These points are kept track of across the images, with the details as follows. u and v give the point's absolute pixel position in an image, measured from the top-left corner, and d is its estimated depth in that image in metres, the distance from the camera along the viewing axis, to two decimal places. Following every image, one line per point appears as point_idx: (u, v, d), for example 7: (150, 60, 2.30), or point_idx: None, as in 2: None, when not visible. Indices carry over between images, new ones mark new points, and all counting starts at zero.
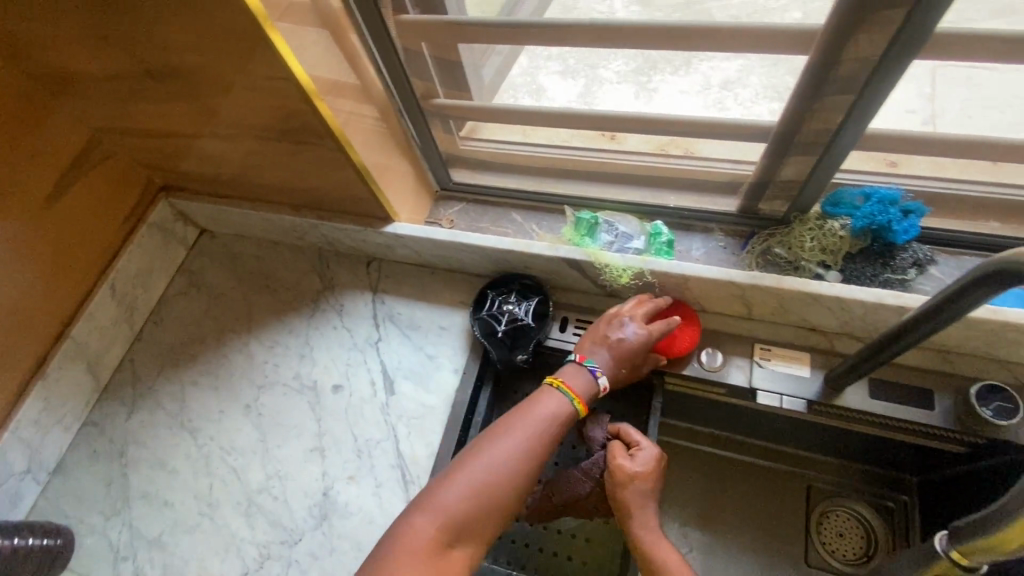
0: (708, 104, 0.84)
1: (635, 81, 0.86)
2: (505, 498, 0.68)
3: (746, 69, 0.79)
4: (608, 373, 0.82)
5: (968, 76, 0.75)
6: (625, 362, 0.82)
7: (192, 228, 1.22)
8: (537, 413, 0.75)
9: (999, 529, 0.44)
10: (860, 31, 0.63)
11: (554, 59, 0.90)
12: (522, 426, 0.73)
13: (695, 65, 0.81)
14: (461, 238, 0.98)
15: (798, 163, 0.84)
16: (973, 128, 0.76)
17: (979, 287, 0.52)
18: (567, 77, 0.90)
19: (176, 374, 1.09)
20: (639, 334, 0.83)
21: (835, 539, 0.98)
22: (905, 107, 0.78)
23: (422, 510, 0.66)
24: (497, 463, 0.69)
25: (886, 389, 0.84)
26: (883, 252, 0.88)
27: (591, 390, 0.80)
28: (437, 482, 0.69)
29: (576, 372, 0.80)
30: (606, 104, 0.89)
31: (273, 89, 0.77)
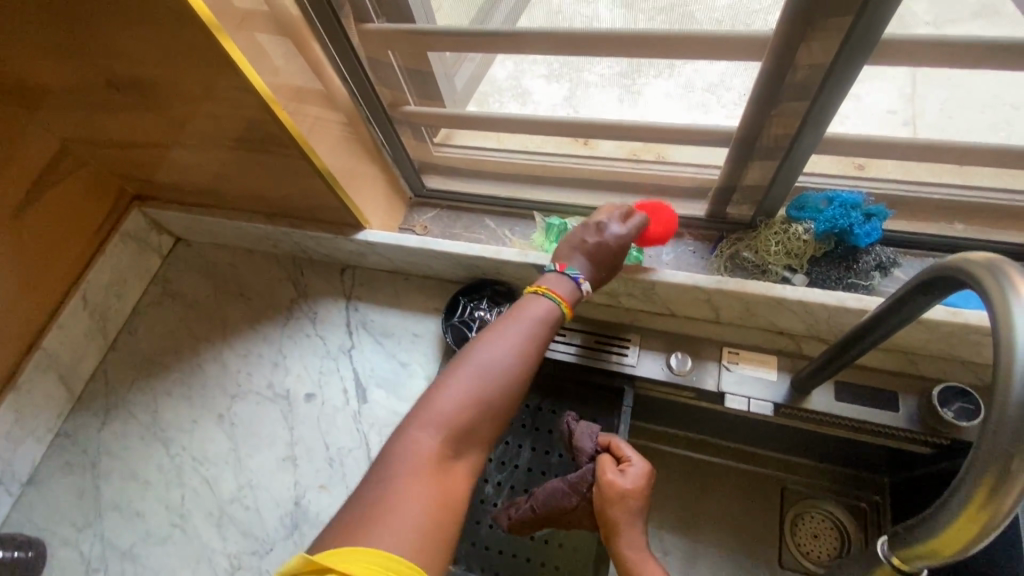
0: (691, 107, 0.82)
1: (618, 85, 0.82)
2: (501, 406, 0.65)
3: (727, 72, 0.76)
4: (590, 278, 0.79)
5: (947, 77, 0.72)
6: (607, 263, 0.79)
7: (167, 237, 1.22)
8: (524, 318, 0.71)
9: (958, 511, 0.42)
10: (813, 38, 0.65)
11: (539, 64, 0.85)
12: (510, 332, 0.69)
13: (679, 68, 0.77)
14: (431, 244, 0.98)
15: (762, 168, 0.85)
16: (954, 130, 0.75)
17: (925, 292, 0.53)
18: (551, 81, 0.86)
19: (150, 383, 1.09)
20: (621, 231, 0.79)
21: (809, 541, 0.98)
22: (886, 108, 0.76)
23: (422, 422, 0.61)
24: (491, 370, 0.65)
25: (852, 390, 0.85)
26: (847, 255, 0.88)
27: (575, 292, 0.77)
28: (430, 394, 0.63)
29: (559, 277, 0.77)
30: (590, 111, 0.87)
31: (236, 99, 0.77)
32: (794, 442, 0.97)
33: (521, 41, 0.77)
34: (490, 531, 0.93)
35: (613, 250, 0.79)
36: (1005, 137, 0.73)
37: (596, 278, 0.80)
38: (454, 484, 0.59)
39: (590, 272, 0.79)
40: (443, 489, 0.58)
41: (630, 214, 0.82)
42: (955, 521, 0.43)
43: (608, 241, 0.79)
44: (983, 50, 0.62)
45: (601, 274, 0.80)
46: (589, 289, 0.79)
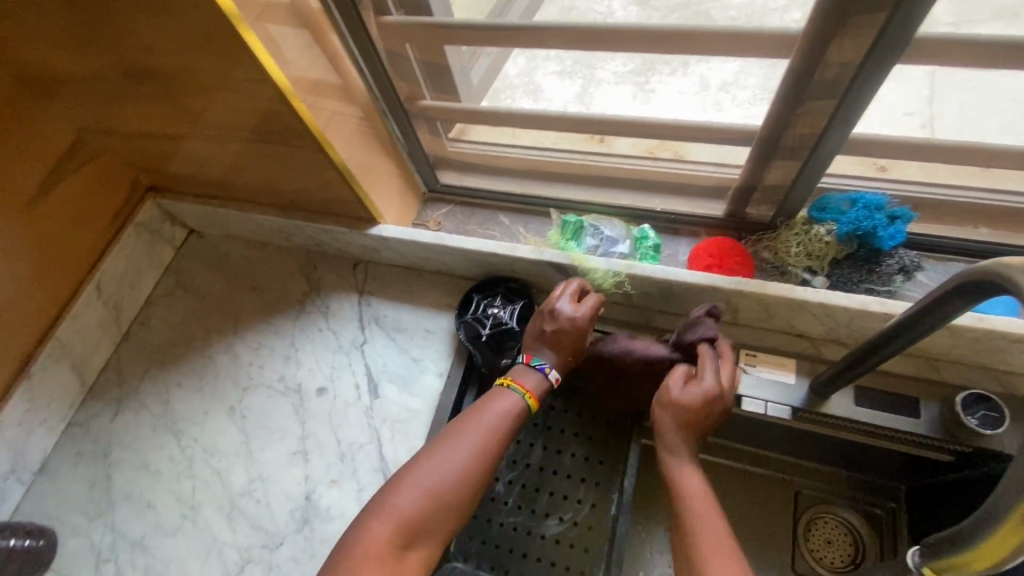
0: (706, 106, 0.84)
1: (633, 82, 0.86)
2: (459, 502, 0.66)
3: (744, 70, 0.80)
4: (558, 366, 0.79)
5: (967, 78, 0.74)
6: (575, 346, 0.79)
7: (180, 228, 1.22)
8: (498, 411, 0.73)
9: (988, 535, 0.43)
10: (844, 35, 0.64)
11: (552, 59, 0.89)
12: (474, 427, 0.70)
13: (693, 66, 0.82)
14: (446, 240, 0.98)
15: (784, 167, 0.83)
16: (972, 132, 0.75)
17: (957, 296, 0.51)
18: (564, 77, 0.90)
19: (162, 374, 1.09)
20: (580, 312, 0.79)
21: (822, 547, 0.97)
22: (904, 109, 0.77)
23: (380, 514, 0.63)
24: (449, 467, 0.67)
25: (873, 395, 0.83)
26: (870, 258, 0.86)
27: (543, 384, 0.77)
28: (388, 489, 0.66)
29: (528, 369, 0.78)
30: (601, 104, 0.88)
31: (254, 91, 0.76)
32: (811, 447, 0.96)
33: (539, 35, 0.75)
34: (501, 530, 0.93)
35: (577, 332, 0.79)
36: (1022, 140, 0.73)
37: (568, 363, 0.79)
38: None
39: (558, 362, 0.79)
40: None
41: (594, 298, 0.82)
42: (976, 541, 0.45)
43: (570, 325, 0.79)
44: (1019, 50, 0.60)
45: (569, 359, 0.79)
46: (558, 376, 0.79)
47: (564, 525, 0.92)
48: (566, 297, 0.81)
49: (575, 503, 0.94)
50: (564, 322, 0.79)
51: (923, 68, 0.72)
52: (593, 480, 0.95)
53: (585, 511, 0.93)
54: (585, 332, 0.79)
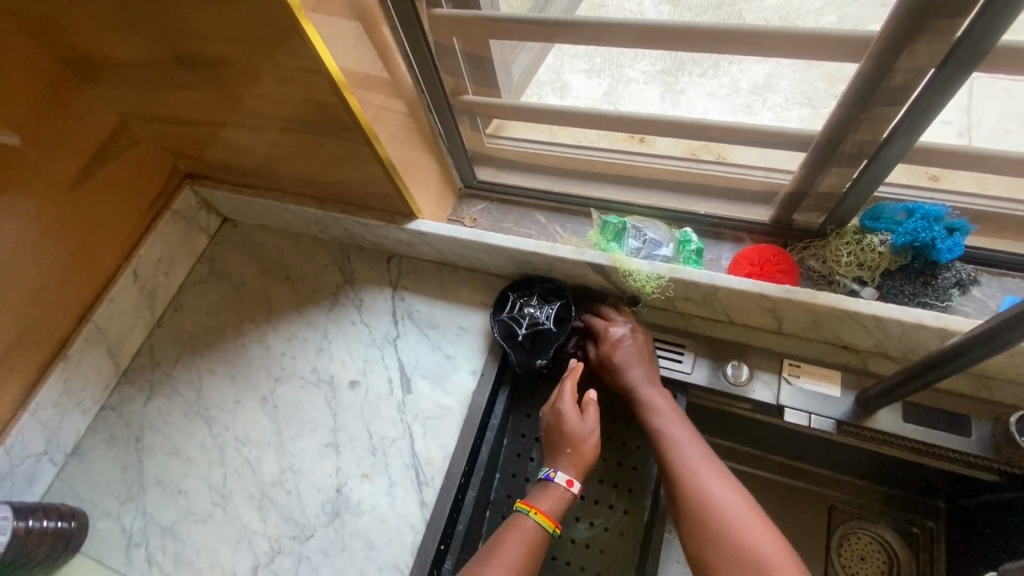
0: (735, 109, 0.79)
1: (661, 82, 0.79)
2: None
3: (777, 73, 0.72)
4: (563, 467, 0.81)
5: (1009, 89, 0.67)
6: (579, 445, 0.82)
7: (215, 217, 1.22)
8: (507, 547, 0.74)
9: None
10: (919, 39, 0.61)
11: (579, 57, 0.81)
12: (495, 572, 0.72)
13: (723, 68, 0.73)
14: (484, 237, 0.97)
15: (839, 174, 0.81)
16: (1012, 143, 0.70)
17: None
18: (592, 76, 0.83)
19: (194, 361, 1.09)
20: (572, 411, 0.84)
21: (855, 563, 0.95)
22: (940, 118, 0.73)
23: None
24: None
25: (922, 412, 0.81)
26: (926, 270, 0.84)
27: (559, 496, 0.79)
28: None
29: (540, 489, 0.81)
30: (632, 105, 0.85)
31: (305, 81, 0.76)
32: (850, 461, 0.94)
33: (603, 30, 0.72)
34: None
35: (575, 432, 0.83)
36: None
37: (577, 464, 0.81)
38: None
39: (565, 466, 0.81)
40: None
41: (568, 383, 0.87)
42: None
43: (567, 426, 0.83)
44: None
45: (578, 460, 0.81)
46: (570, 480, 0.80)
47: (594, 530, 0.91)
48: (560, 397, 0.86)
49: (605, 508, 0.93)
50: (558, 424, 0.84)
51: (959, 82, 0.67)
52: (625, 486, 0.94)
53: (616, 517, 0.92)
54: (584, 432, 0.83)
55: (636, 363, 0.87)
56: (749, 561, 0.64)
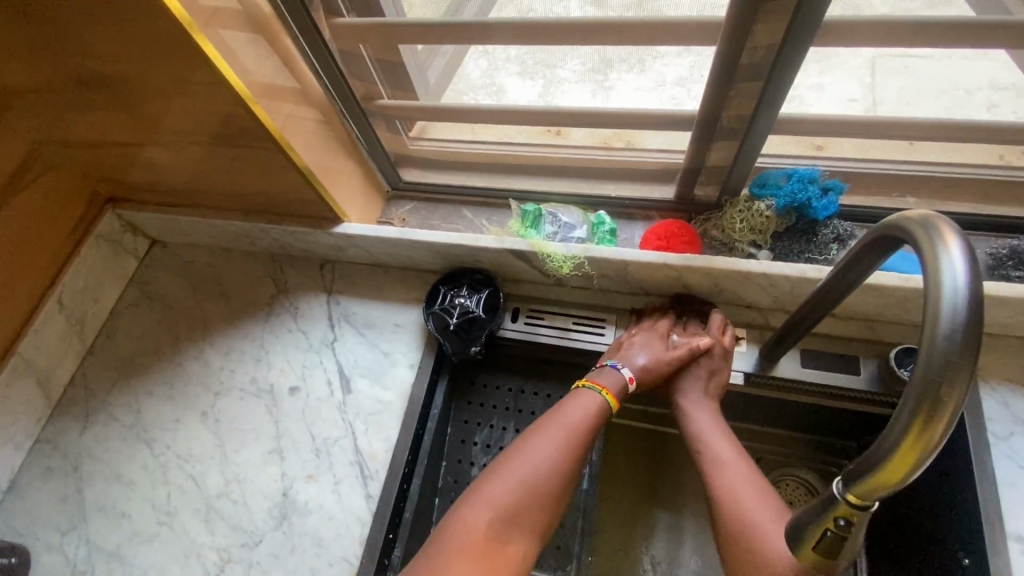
0: (663, 100, 0.87)
1: (591, 79, 0.87)
2: (543, 495, 0.74)
3: (697, 65, 0.82)
4: (632, 371, 0.87)
5: (904, 66, 0.80)
6: (651, 364, 0.87)
7: (143, 239, 1.21)
8: (579, 414, 0.81)
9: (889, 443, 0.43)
10: (759, 21, 0.68)
11: (512, 61, 0.89)
12: (553, 437, 0.78)
13: (649, 63, 0.82)
14: (409, 235, 1.00)
15: (722, 148, 0.89)
16: (909, 112, 0.82)
17: (867, 253, 0.58)
18: (526, 78, 0.90)
19: (131, 385, 1.08)
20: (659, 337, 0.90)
21: (786, 508, 1.03)
22: (847, 96, 0.83)
23: (475, 504, 0.72)
24: (529, 468, 0.75)
25: (819, 358, 0.89)
26: (807, 229, 0.92)
27: (620, 380, 0.86)
28: (483, 482, 0.75)
29: (602, 371, 0.87)
30: (565, 101, 0.90)
31: (210, 94, 0.78)
32: (769, 413, 1.01)
33: (487, 31, 0.79)
34: None
35: (651, 351, 0.88)
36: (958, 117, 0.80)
37: (646, 374, 0.87)
38: (499, 563, 0.69)
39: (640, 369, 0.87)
40: (490, 561, 0.68)
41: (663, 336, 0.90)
42: (898, 449, 0.43)
43: (650, 344, 0.89)
44: (894, 28, 0.67)
45: (644, 374, 0.87)
46: (632, 377, 0.86)
47: None
48: (659, 323, 0.92)
49: None
50: (649, 344, 0.89)
51: (865, 54, 0.79)
52: None
53: None
54: (666, 362, 0.87)
55: (702, 375, 0.88)
56: (742, 504, 0.72)
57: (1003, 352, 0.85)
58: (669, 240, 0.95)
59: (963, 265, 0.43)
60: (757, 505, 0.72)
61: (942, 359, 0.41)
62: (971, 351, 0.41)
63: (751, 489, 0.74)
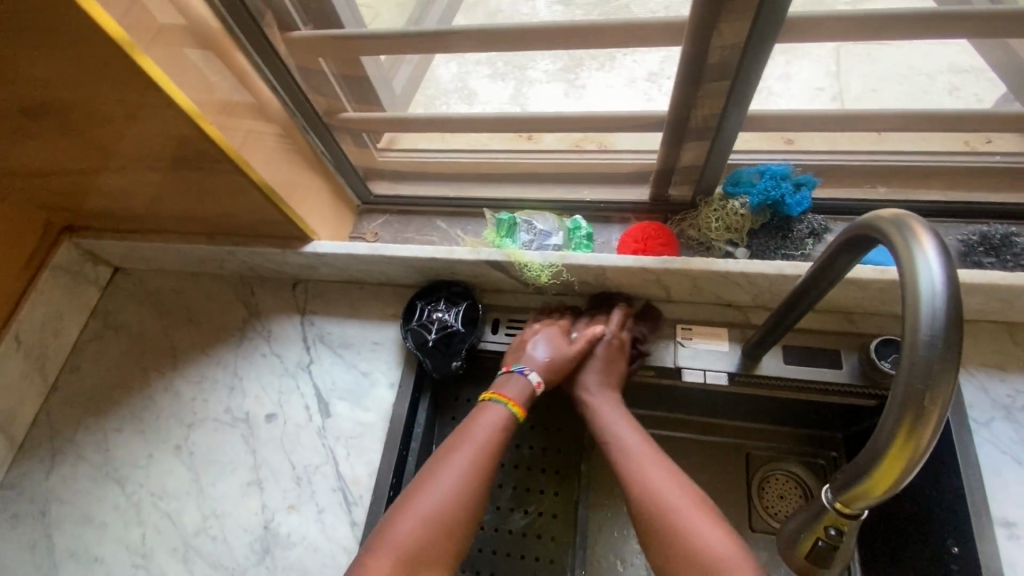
0: (637, 96, 0.87)
1: (563, 80, 0.88)
2: (450, 530, 0.72)
3: (668, 60, 0.82)
4: (535, 372, 0.86)
5: (868, 53, 0.81)
6: (551, 360, 0.87)
7: (105, 268, 1.16)
8: (477, 436, 0.79)
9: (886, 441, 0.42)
10: (722, 22, 0.67)
11: (483, 63, 0.89)
12: (450, 470, 0.76)
13: (619, 60, 0.84)
14: (382, 250, 0.97)
15: (694, 149, 0.88)
16: (879, 101, 0.83)
17: (844, 252, 0.57)
18: (496, 80, 0.90)
19: (99, 421, 1.04)
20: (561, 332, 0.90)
21: (776, 502, 1.00)
22: (815, 85, 0.84)
23: (381, 546, 0.70)
24: (430, 501, 0.73)
25: (801, 353, 0.89)
26: (782, 225, 0.92)
27: (525, 389, 0.85)
28: (388, 523, 0.72)
29: (506, 379, 0.86)
30: (537, 104, 0.90)
31: (160, 118, 0.74)
32: (756, 410, 1.00)
33: (452, 39, 0.77)
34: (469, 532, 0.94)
35: (553, 347, 0.88)
36: (926, 104, 0.81)
37: (548, 370, 0.87)
38: None
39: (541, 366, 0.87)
40: None
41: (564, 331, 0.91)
42: (894, 443, 0.41)
43: (552, 339, 0.89)
44: (854, 23, 0.67)
45: (546, 370, 0.87)
46: (538, 382, 0.86)
47: (529, 518, 0.94)
48: (560, 320, 0.93)
49: (537, 495, 0.96)
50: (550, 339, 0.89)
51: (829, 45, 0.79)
52: (553, 469, 0.98)
53: (548, 500, 0.95)
54: (567, 357, 0.88)
55: (602, 365, 0.88)
56: (651, 491, 0.74)
57: (979, 337, 0.85)
58: (646, 241, 0.93)
59: (939, 265, 0.42)
60: (669, 489, 0.73)
61: (925, 362, 0.41)
62: (954, 353, 0.40)
63: (659, 474, 0.75)
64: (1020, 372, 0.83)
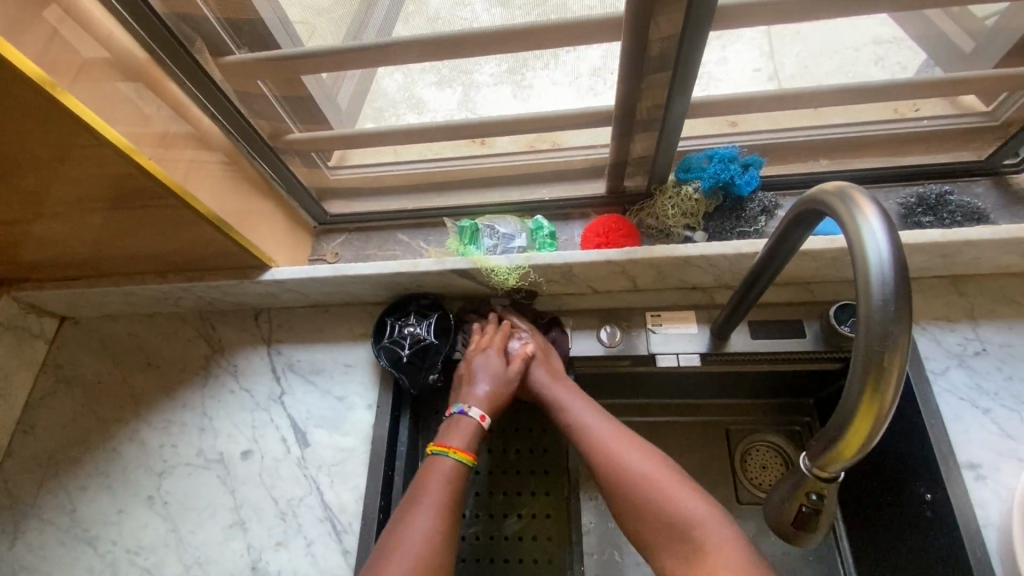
0: (582, 93, 0.84)
1: (509, 81, 0.83)
2: None
3: (610, 53, 0.77)
4: (479, 404, 0.87)
5: (796, 32, 0.78)
6: (494, 383, 0.88)
7: (50, 319, 1.10)
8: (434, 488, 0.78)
9: (855, 398, 0.43)
10: (659, 11, 0.68)
11: (427, 72, 0.82)
12: (407, 542, 0.72)
13: (563, 57, 0.78)
14: (345, 270, 0.95)
15: (644, 139, 0.90)
16: (811, 77, 0.84)
17: (796, 228, 0.59)
18: (443, 87, 0.85)
19: (60, 482, 0.98)
20: (496, 353, 0.90)
21: (760, 473, 1.02)
22: (752, 68, 0.83)
23: None
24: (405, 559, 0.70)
25: (767, 327, 0.92)
26: (735, 206, 0.95)
27: (469, 430, 0.85)
28: None
29: (449, 428, 0.85)
30: (489, 109, 0.88)
31: (92, 157, 0.70)
32: (730, 387, 1.03)
33: (389, 51, 0.76)
34: (465, 543, 0.93)
35: (492, 369, 0.89)
36: (854, 78, 0.84)
37: (490, 400, 0.87)
38: None
39: (484, 399, 0.87)
40: None
41: (500, 349, 0.91)
42: (861, 402, 0.43)
43: (490, 365, 0.89)
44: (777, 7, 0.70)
45: (492, 394, 0.87)
46: (482, 416, 0.86)
47: (523, 520, 0.94)
48: (490, 339, 0.93)
49: (528, 497, 0.96)
50: (486, 366, 0.89)
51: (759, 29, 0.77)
52: (542, 469, 0.98)
53: (540, 501, 0.95)
54: (505, 378, 0.88)
55: (544, 369, 0.90)
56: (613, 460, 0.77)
57: (927, 292, 0.90)
58: (609, 235, 0.95)
59: (884, 233, 0.44)
60: (628, 453, 0.77)
61: (880, 329, 0.42)
62: (904, 315, 0.42)
63: (621, 442, 0.79)
64: (967, 321, 0.88)
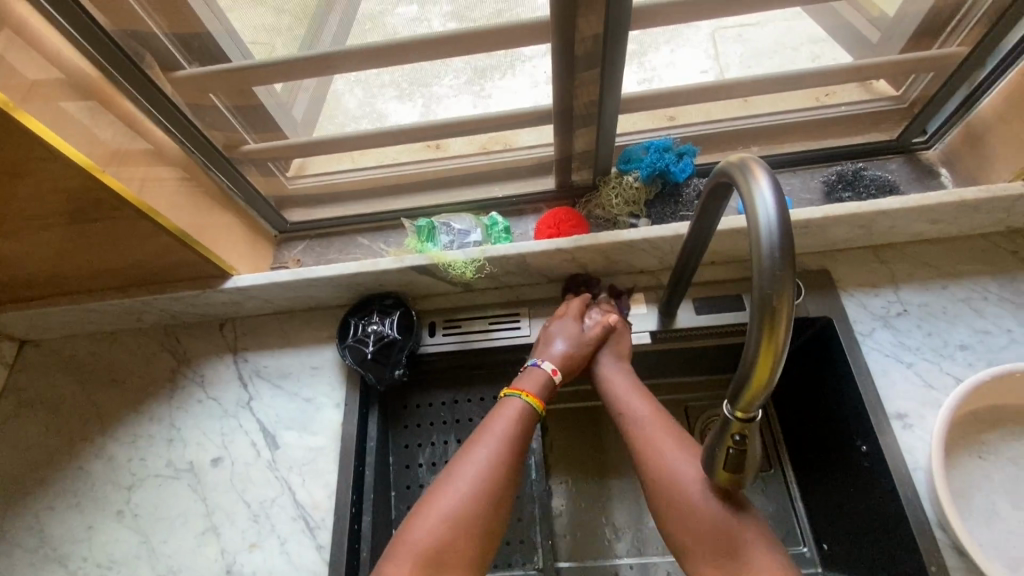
0: (539, 98, 0.91)
1: (469, 91, 0.90)
2: (473, 523, 0.73)
3: None
4: (553, 359, 0.90)
5: (740, 34, 0.89)
6: (573, 346, 0.91)
7: (8, 343, 1.09)
8: (496, 427, 0.81)
9: (758, 338, 0.49)
10: (583, 14, 0.74)
11: (388, 87, 0.88)
12: (462, 473, 0.76)
13: (519, 66, 0.86)
14: (305, 274, 0.98)
15: (584, 134, 0.95)
16: (750, 74, 0.92)
17: (713, 199, 0.65)
18: (404, 101, 0.91)
19: (26, 505, 0.97)
20: (575, 320, 0.93)
21: None
22: (699, 69, 0.92)
23: (398, 554, 0.71)
24: (451, 500, 0.74)
25: (711, 303, 0.97)
26: (674, 191, 1.01)
27: (542, 379, 0.88)
28: (409, 522, 0.74)
29: (523, 373, 0.90)
30: (446, 114, 0.93)
31: (47, 172, 0.72)
32: (684, 364, 1.09)
33: (339, 60, 0.80)
34: None
35: (570, 334, 0.92)
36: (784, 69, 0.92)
37: (566, 360, 0.90)
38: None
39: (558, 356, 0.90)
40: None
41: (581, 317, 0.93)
42: (760, 342, 0.49)
43: (568, 330, 0.92)
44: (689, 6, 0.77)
45: (570, 355, 0.90)
46: (553, 369, 0.89)
47: None
48: (571, 305, 0.95)
49: None
50: (568, 330, 0.92)
51: (704, 30, 0.87)
52: None
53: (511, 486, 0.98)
54: (581, 343, 0.91)
55: (609, 347, 0.93)
56: (654, 451, 0.78)
57: (853, 262, 0.98)
58: (559, 225, 1.00)
59: (771, 195, 0.50)
60: (668, 447, 0.78)
61: (770, 274, 0.48)
62: (788, 262, 0.48)
63: (666, 437, 0.79)
64: (889, 285, 0.95)
